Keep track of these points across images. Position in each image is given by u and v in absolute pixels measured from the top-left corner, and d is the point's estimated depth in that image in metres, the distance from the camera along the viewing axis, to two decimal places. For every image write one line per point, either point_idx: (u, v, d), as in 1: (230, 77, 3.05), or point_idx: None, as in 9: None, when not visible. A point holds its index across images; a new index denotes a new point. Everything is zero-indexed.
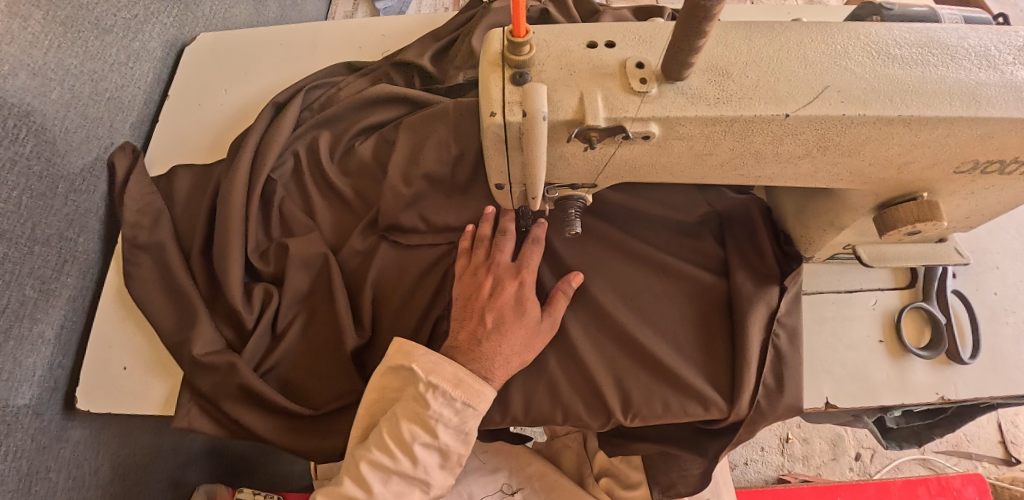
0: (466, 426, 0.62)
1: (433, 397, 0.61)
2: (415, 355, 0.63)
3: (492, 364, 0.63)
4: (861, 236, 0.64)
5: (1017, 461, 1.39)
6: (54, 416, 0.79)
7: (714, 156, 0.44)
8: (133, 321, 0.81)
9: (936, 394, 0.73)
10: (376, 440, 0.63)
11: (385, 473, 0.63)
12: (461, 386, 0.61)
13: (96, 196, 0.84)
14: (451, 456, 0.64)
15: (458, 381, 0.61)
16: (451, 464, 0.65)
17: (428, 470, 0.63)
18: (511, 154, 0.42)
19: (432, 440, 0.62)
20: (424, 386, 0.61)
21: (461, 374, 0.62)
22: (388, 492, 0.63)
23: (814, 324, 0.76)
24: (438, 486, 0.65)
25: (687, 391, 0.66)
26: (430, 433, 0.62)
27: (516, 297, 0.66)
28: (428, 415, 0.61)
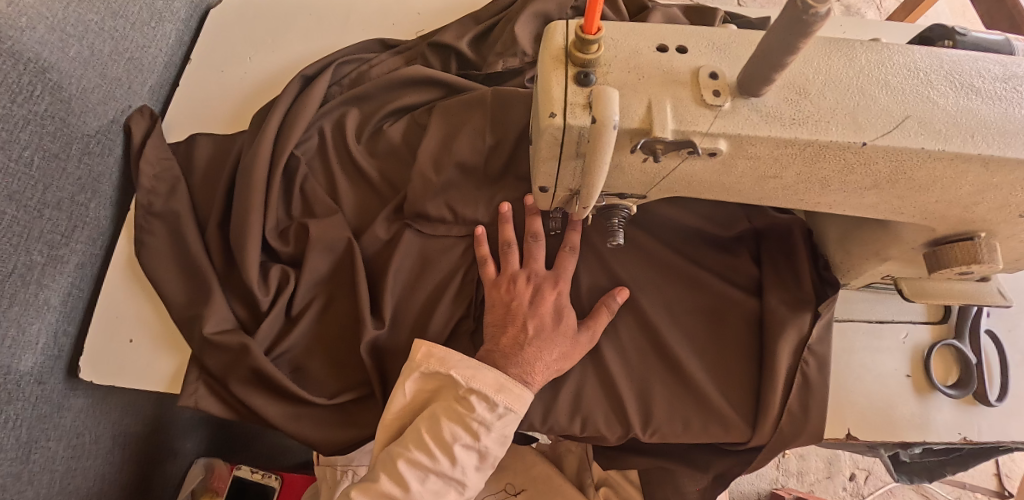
0: (504, 432, 0.61)
1: (476, 400, 0.60)
2: (451, 362, 0.61)
3: (532, 369, 0.62)
4: (906, 269, 0.61)
5: (1010, 495, 1.38)
6: (56, 384, 0.77)
7: (778, 180, 0.41)
8: (142, 292, 0.78)
9: (959, 435, 0.70)
10: (413, 438, 0.61)
11: (422, 472, 0.61)
12: (503, 391, 0.60)
13: (110, 160, 0.82)
14: (488, 459, 0.63)
15: (500, 386, 0.60)
16: (486, 467, 0.63)
17: (465, 472, 0.62)
18: (566, 159, 0.39)
19: (473, 443, 0.61)
20: (466, 389, 0.60)
21: (502, 379, 0.60)
22: (426, 491, 0.61)
23: (843, 353, 0.73)
24: (473, 487, 0.63)
25: (711, 414, 0.64)
26: (471, 435, 0.60)
27: (555, 306, 0.65)
28: (470, 417, 0.60)
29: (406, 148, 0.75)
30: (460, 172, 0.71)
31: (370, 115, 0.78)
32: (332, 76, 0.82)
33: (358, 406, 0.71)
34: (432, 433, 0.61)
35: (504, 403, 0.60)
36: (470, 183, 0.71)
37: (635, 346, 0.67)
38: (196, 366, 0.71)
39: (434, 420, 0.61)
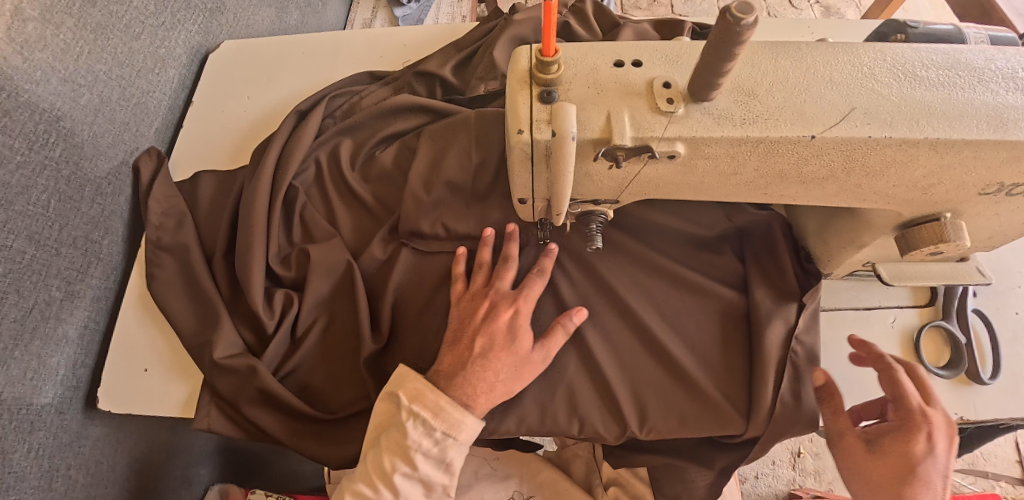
0: (448, 456, 0.63)
1: (412, 426, 0.62)
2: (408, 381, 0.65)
3: (476, 392, 0.63)
4: (883, 254, 0.64)
5: None
6: (74, 414, 0.81)
7: (739, 176, 0.44)
8: (155, 322, 0.82)
9: (955, 415, 0.72)
10: (377, 470, 0.63)
11: (413, 483, 0.63)
12: (440, 417, 0.62)
13: (121, 199, 0.86)
14: (435, 488, 0.65)
15: (437, 411, 0.62)
16: (438, 494, 0.65)
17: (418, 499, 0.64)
18: (538, 171, 0.42)
19: (413, 471, 0.63)
20: (405, 412, 0.63)
21: (440, 403, 0.62)
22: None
23: (832, 341, 0.75)
24: None
25: (704, 413, 0.67)
26: (411, 464, 0.63)
27: (510, 325, 0.65)
28: (410, 446, 0.62)
29: (399, 170, 0.79)
30: (450, 190, 0.74)
31: (363, 142, 0.82)
32: (326, 109, 0.87)
33: (365, 419, 0.74)
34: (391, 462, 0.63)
35: (445, 425, 0.62)
36: (461, 200, 0.74)
37: (628, 346, 0.70)
38: (207, 390, 0.74)
39: (396, 445, 0.63)
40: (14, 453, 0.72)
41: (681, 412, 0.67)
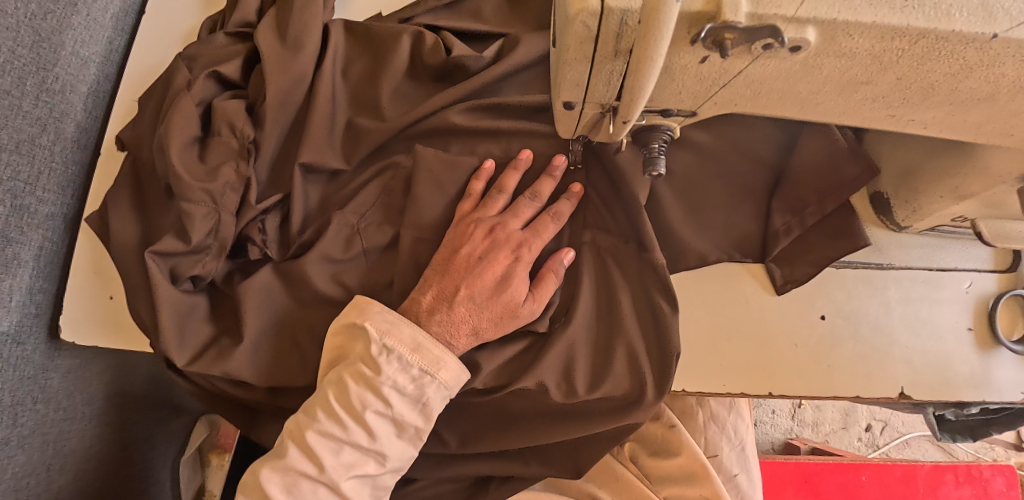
0: (425, 396, 0.53)
1: (387, 360, 0.52)
2: (369, 312, 0.54)
3: (451, 331, 0.54)
4: (989, 207, 0.52)
5: None
6: (39, 345, 0.73)
7: (870, 86, 0.32)
8: (97, 253, 0.75)
9: (1022, 394, 0.62)
10: (293, 430, 0.54)
11: (335, 444, 0.53)
12: (419, 351, 0.53)
13: (72, 98, 0.73)
14: (408, 428, 0.54)
15: (416, 345, 0.53)
16: (410, 435, 0.55)
17: (386, 441, 0.54)
18: (604, 59, 0.30)
19: (386, 408, 0.53)
20: (378, 348, 0.52)
21: (419, 337, 0.53)
22: (340, 466, 0.53)
23: (896, 305, 0.62)
24: (396, 458, 0.55)
25: (803, 388, 0.60)
26: (383, 400, 0.53)
27: (502, 273, 0.54)
28: (380, 379, 0.52)
29: None
30: (479, 94, 0.60)
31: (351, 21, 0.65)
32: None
33: None
34: (293, 432, 0.54)
35: (370, 383, 0.52)
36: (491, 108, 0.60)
37: (706, 311, 0.61)
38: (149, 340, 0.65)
39: (340, 385, 0.53)
40: None
41: (701, 378, 0.60)
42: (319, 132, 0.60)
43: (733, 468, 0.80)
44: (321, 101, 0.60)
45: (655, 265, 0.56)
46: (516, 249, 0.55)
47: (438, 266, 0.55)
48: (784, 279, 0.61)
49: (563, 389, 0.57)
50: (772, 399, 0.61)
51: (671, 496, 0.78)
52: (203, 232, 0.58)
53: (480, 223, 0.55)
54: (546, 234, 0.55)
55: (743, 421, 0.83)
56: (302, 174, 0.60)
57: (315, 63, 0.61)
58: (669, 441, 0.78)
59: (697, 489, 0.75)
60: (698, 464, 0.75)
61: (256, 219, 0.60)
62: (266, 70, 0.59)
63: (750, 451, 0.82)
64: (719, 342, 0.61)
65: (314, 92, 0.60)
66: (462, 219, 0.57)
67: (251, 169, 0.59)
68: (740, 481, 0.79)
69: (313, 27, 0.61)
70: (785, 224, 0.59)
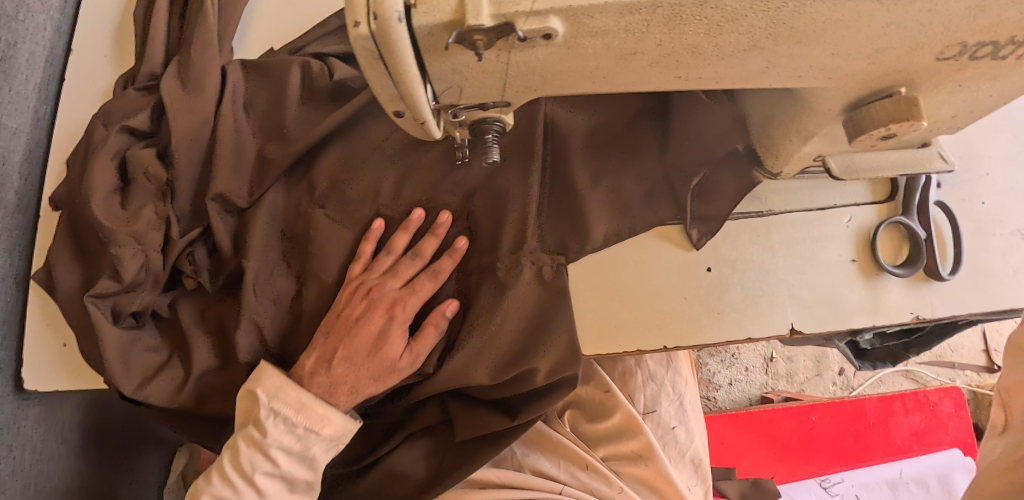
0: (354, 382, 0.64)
1: (319, 361, 0.63)
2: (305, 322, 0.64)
3: (353, 345, 0.63)
4: (834, 143, 0.57)
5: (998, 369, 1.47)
6: (7, 398, 0.77)
7: (641, 55, 0.37)
8: (49, 306, 0.79)
9: (910, 313, 0.66)
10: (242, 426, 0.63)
11: (279, 430, 0.62)
12: (333, 365, 0.63)
13: (8, 167, 0.77)
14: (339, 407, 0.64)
15: (327, 365, 0.63)
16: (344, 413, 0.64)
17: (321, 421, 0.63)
18: (396, 73, 0.34)
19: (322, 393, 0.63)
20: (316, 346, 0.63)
21: (327, 358, 0.63)
22: (286, 445, 0.63)
23: (779, 247, 0.66)
24: (334, 433, 0.64)
25: (690, 328, 0.64)
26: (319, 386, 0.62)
27: (387, 295, 0.63)
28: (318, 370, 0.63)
29: None
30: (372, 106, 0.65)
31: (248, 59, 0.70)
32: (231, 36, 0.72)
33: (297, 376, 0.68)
34: (227, 445, 0.63)
35: (283, 405, 0.61)
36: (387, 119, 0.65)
37: (608, 281, 0.65)
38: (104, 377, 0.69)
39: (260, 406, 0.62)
40: None
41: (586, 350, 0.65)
42: (235, 165, 0.65)
43: (671, 422, 0.85)
44: (229, 135, 0.65)
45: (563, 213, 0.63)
46: (391, 269, 0.63)
47: (326, 319, 0.64)
48: (703, 231, 0.65)
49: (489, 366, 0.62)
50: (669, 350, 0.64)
51: (608, 454, 0.83)
52: (134, 271, 0.62)
53: (366, 246, 0.64)
54: (425, 252, 0.63)
55: (682, 378, 0.88)
56: (215, 207, 0.65)
57: (218, 102, 0.66)
58: (607, 403, 0.83)
59: (629, 444, 0.81)
60: (631, 420, 0.81)
61: (185, 251, 0.65)
62: (172, 115, 0.64)
63: (689, 406, 0.88)
64: (614, 299, 0.65)
65: (219, 129, 0.65)
66: (349, 277, 0.64)
67: (168, 208, 0.64)
68: (678, 435, 0.84)
69: (211, 69, 0.66)
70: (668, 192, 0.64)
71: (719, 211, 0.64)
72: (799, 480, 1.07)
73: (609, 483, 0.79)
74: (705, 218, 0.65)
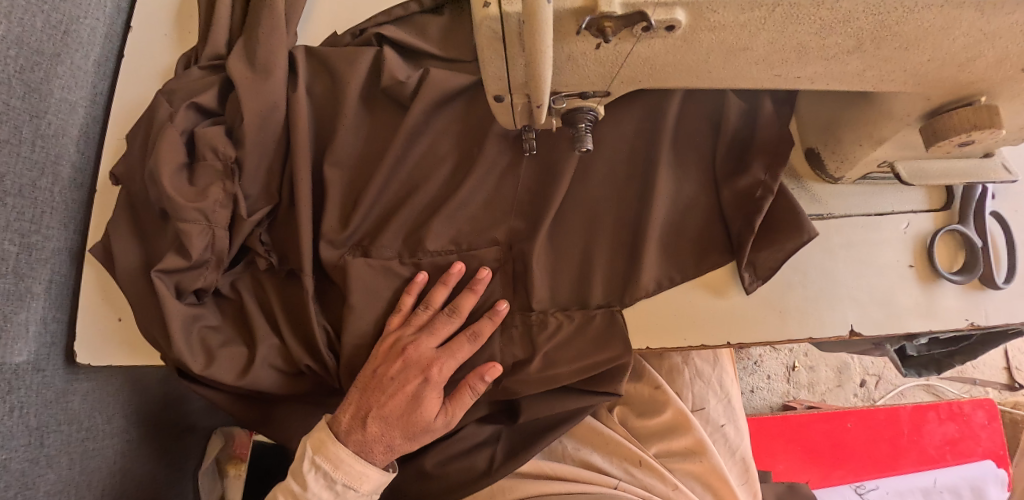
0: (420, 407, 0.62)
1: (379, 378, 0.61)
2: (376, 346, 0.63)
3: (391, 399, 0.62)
4: (905, 148, 0.57)
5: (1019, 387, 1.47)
6: (56, 370, 0.78)
7: (749, 52, 0.38)
8: (101, 281, 0.80)
9: (966, 320, 0.65)
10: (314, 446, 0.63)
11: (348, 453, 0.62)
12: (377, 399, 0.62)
13: (66, 141, 0.78)
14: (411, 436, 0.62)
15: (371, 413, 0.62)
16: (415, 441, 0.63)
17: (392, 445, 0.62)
18: (513, 56, 0.35)
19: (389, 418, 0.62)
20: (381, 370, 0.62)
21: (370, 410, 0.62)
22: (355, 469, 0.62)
23: (837, 250, 0.66)
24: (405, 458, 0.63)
25: (753, 328, 0.63)
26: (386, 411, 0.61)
27: (420, 366, 0.61)
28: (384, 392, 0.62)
29: None
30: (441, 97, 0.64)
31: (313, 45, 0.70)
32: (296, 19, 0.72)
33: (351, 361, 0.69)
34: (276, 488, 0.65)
35: (344, 475, 0.62)
36: (454, 109, 0.65)
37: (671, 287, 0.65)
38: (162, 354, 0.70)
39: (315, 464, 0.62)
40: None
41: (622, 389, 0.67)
42: (300, 148, 0.64)
43: (720, 419, 0.86)
44: (297, 119, 0.65)
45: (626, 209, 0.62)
46: (426, 365, 0.61)
47: (360, 399, 0.62)
48: (755, 274, 0.62)
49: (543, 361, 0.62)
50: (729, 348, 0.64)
51: (660, 451, 0.84)
52: (200, 248, 0.62)
53: (399, 344, 0.62)
54: (461, 307, 0.61)
55: (727, 375, 0.90)
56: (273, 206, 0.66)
57: (285, 86, 0.66)
58: (657, 400, 0.84)
59: (681, 441, 0.82)
60: (683, 417, 0.83)
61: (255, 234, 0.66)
62: (241, 95, 0.64)
63: (736, 403, 0.89)
64: (676, 300, 0.64)
65: (286, 110, 0.65)
66: (379, 371, 0.61)
67: (236, 186, 0.64)
68: (727, 432, 0.86)
69: (279, 51, 0.66)
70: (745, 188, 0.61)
71: (796, 209, 0.60)
72: (830, 484, 1.08)
73: (662, 479, 0.81)
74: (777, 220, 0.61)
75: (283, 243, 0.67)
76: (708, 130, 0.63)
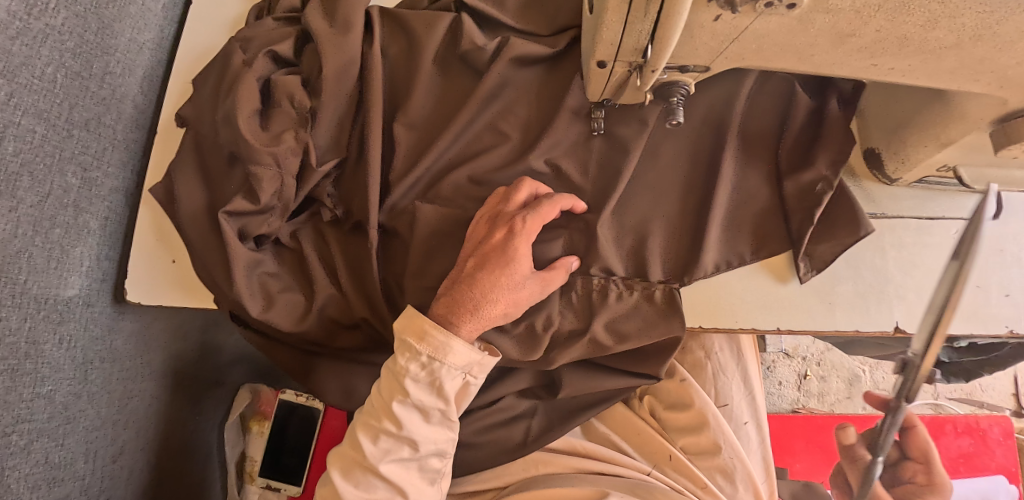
0: (438, 380, 0.58)
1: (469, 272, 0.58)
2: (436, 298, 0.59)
3: (488, 282, 0.56)
4: (970, 153, 0.58)
5: None
6: (104, 306, 0.80)
7: (855, 39, 0.40)
8: (155, 222, 0.82)
9: (1006, 328, 0.66)
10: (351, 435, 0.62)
11: (373, 434, 0.60)
12: (480, 264, 0.57)
13: (132, 81, 0.80)
14: (433, 413, 0.60)
15: (471, 282, 0.56)
16: (438, 419, 0.60)
17: (414, 427, 0.59)
18: (634, 21, 0.37)
19: (406, 397, 0.58)
20: (407, 356, 0.58)
21: (472, 272, 0.57)
22: (378, 452, 0.60)
23: (891, 250, 0.68)
24: (429, 442, 0.61)
25: (804, 319, 0.66)
26: (403, 390, 0.58)
27: (517, 238, 0.57)
28: (401, 370, 0.58)
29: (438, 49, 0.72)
30: (516, 66, 0.65)
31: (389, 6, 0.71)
32: None
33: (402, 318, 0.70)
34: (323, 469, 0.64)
35: (431, 349, 0.57)
36: (528, 79, 0.66)
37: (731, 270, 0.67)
38: (217, 295, 0.72)
39: (403, 344, 0.58)
40: (48, 343, 0.70)
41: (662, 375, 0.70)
42: (375, 106, 0.65)
43: (743, 417, 0.87)
44: (373, 76, 0.66)
45: (689, 191, 0.64)
46: (520, 233, 0.57)
47: (478, 264, 0.57)
48: (810, 268, 0.65)
49: (604, 335, 0.62)
50: (780, 335, 0.66)
51: (688, 445, 0.84)
52: (270, 193, 0.64)
53: (500, 219, 0.58)
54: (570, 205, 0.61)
55: (751, 373, 0.90)
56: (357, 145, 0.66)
57: (363, 43, 0.67)
58: (683, 394, 0.85)
59: (709, 435, 0.82)
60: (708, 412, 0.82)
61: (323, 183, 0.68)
62: (321, 48, 0.65)
63: (759, 402, 0.89)
64: (732, 283, 0.67)
65: (363, 68, 0.66)
66: (508, 243, 0.56)
67: (309, 136, 0.65)
68: (749, 429, 0.87)
69: (359, 8, 0.67)
70: (805, 182, 0.62)
71: (853, 206, 0.62)
72: None
73: (692, 475, 0.81)
74: (838, 217, 0.63)
75: (346, 198, 0.69)
76: (775, 122, 0.64)
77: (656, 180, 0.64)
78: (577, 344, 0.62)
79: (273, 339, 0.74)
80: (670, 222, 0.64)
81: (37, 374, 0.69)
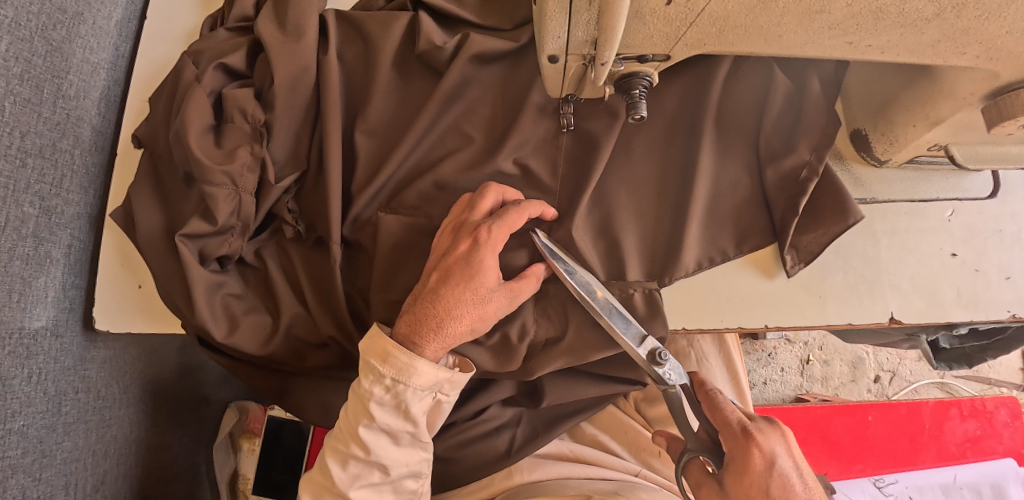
0: (404, 402, 0.55)
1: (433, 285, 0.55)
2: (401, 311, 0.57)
3: (451, 296, 0.53)
4: (961, 131, 0.55)
5: None
6: (75, 336, 0.77)
7: (825, 15, 0.36)
8: (120, 246, 0.79)
9: (1007, 312, 0.63)
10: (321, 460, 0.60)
11: (342, 459, 0.58)
12: (443, 278, 0.54)
13: (88, 104, 0.77)
14: (402, 436, 0.57)
15: (433, 298, 0.54)
16: (408, 441, 0.58)
17: (382, 451, 0.57)
18: (581, 9, 0.35)
19: (371, 421, 0.55)
20: (371, 380, 0.55)
21: (434, 287, 0.54)
22: (347, 477, 0.58)
23: (882, 236, 0.65)
24: (400, 465, 0.58)
25: (793, 315, 0.62)
26: (368, 414, 0.55)
27: (480, 249, 0.53)
28: (365, 394, 0.55)
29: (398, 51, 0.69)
30: (478, 64, 0.62)
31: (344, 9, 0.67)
32: None
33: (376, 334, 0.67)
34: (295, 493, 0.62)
35: (394, 371, 0.54)
36: (490, 78, 0.63)
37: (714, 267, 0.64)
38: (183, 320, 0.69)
39: (366, 366, 0.55)
40: (15, 379, 0.68)
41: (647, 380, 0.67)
42: (332, 115, 0.62)
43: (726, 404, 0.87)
44: (329, 83, 0.63)
45: (666, 185, 0.61)
46: (485, 243, 0.54)
47: (441, 278, 0.54)
48: (796, 260, 0.61)
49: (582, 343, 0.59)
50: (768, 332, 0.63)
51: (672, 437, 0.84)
52: (227, 212, 0.61)
53: (463, 228, 0.55)
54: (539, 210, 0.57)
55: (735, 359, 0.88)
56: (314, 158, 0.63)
57: (316, 49, 0.64)
58: None
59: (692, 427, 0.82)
60: None
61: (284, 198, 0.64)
62: (272, 57, 0.62)
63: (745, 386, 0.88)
64: (714, 281, 0.64)
65: (317, 75, 0.63)
66: (471, 256, 0.53)
67: (265, 150, 0.62)
68: None
69: (310, 12, 0.64)
70: (786, 171, 0.59)
71: (841, 193, 0.59)
72: (849, 478, 1.08)
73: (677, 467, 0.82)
74: (825, 204, 0.59)
75: (309, 211, 0.66)
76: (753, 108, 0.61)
77: (630, 177, 0.61)
78: (556, 354, 0.59)
79: (242, 361, 0.71)
80: (648, 219, 0.61)
81: (6, 410, 0.67)
